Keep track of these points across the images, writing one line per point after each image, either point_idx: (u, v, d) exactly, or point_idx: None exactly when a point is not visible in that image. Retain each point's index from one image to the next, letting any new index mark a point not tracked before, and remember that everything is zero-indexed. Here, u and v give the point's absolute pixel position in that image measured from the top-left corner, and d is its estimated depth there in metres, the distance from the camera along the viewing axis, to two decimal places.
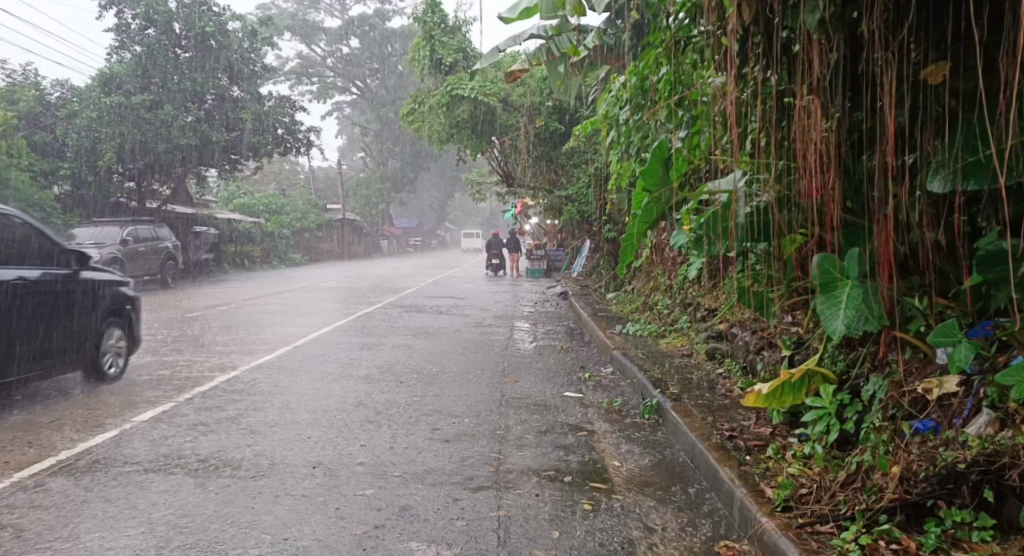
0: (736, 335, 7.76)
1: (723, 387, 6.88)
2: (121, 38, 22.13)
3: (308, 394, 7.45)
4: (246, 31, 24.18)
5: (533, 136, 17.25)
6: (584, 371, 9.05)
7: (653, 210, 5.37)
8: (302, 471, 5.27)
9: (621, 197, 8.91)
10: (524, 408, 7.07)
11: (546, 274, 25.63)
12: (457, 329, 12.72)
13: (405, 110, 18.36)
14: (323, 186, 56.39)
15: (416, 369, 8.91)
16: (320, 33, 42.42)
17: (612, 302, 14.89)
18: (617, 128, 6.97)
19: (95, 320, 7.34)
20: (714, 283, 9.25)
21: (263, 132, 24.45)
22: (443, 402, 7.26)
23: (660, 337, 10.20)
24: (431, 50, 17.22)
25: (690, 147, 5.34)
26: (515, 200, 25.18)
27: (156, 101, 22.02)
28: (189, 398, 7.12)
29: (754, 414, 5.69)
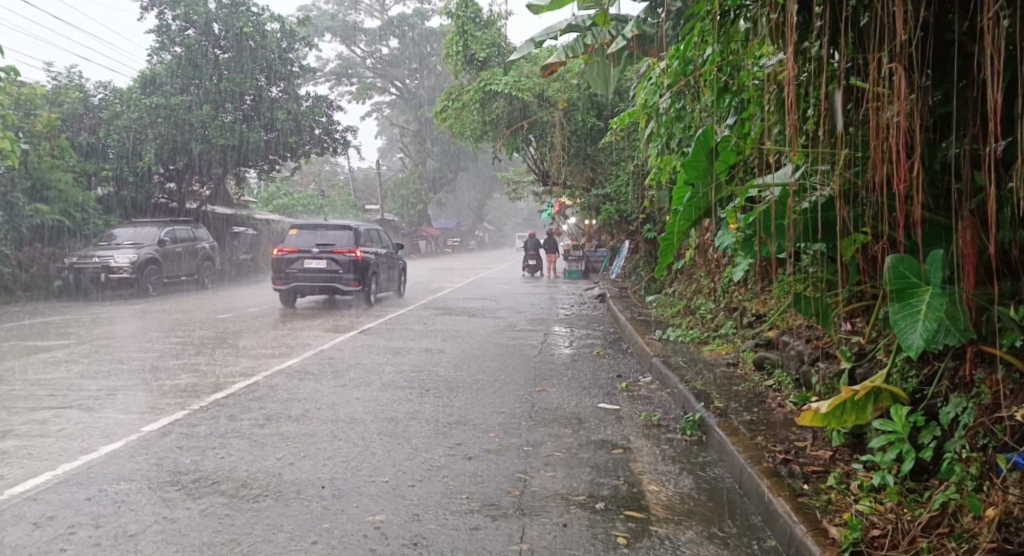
0: (787, 343, 7.18)
1: (772, 401, 6.30)
2: (162, 39, 22.07)
3: (326, 403, 7.03)
4: (285, 31, 23.67)
5: (570, 132, 16.71)
6: (620, 380, 8.52)
7: (697, 206, 4.80)
8: (311, 491, 4.82)
9: (661, 195, 8.38)
10: (555, 421, 6.58)
11: (584, 276, 25.07)
12: (491, 333, 12.26)
13: (438, 108, 17.88)
14: (362, 187, 56.30)
15: (444, 376, 8.46)
16: (360, 34, 42.22)
17: (653, 304, 14.30)
18: (656, 118, 6.43)
19: (388, 267, 16.47)
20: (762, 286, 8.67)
21: (301, 132, 24.08)
22: (470, 413, 6.79)
23: (703, 343, 9.62)
24: (464, 45, 16.80)
25: (738, 136, 4.78)
26: (553, 200, 24.62)
27: (195, 102, 21.92)
28: (204, 406, 6.73)
29: (808, 434, 5.13)
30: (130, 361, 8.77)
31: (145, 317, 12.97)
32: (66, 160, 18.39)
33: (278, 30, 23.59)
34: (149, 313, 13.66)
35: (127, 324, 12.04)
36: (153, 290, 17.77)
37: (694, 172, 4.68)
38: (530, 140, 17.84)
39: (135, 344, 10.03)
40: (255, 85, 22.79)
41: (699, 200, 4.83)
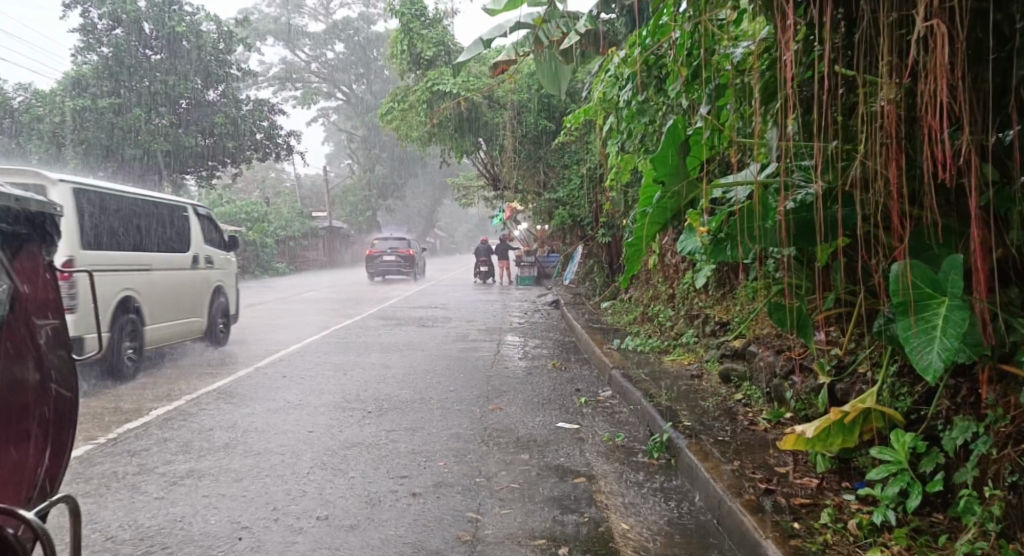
0: (754, 354, 6.70)
1: (745, 418, 5.81)
2: (87, 38, 20.86)
3: (257, 429, 6.39)
4: (221, 32, 22.84)
5: (519, 134, 16.21)
6: (579, 395, 7.99)
7: (666, 206, 4.32)
8: (230, 542, 4.22)
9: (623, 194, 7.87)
10: (510, 444, 6.06)
11: (537, 282, 24.64)
12: (441, 345, 11.70)
13: (382, 109, 17.17)
14: (309, 193, 55.17)
15: (389, 395, 7.87)
16: (304, 37, 41.11)
17: (608, 311, 13.88)
18: (616, 113, 5.97)
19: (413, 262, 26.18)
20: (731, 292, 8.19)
21: (240, 136, 23.30)
22: (415, 438, 6.21)
23: (664, 353, 9.15)
24: (409, 43, 16.18)
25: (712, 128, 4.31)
26: (503, 205, 24.13)
27: (126, 105, 20.91)
28: (116, 438, 6.06)
29: (789, 458, 4.66)
30: None
31: None
32: None
33: (214, 31, 22.71)
34: None
35: None
36: None
37: (662, 168, 4.19)
38: (480, 143, 17.31)
39: None
40: (190, 88, 21.83)
41: (669, 200, 4.35)
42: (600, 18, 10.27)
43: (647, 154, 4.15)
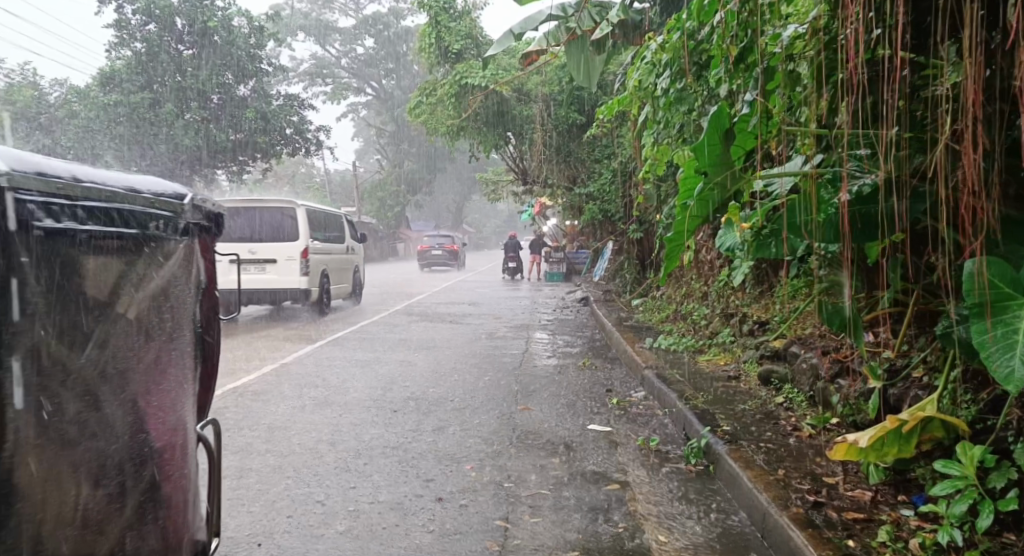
0: (797, 355, 6.39)
1: (787, 423, 5.53)
2: (120, 33, 20.91)
3: (280, 429, 6.22)
4: (252, 27, 22.80)
5: (549, 128, 15.96)
6: (610, 395, 7.74)
7: (707, 199, 4.04)
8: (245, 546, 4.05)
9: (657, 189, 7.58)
10: (540, 447, 5.83)
11: (566, 279, 24.36)
12: (469, 342, 11.49)
13: (410, 103, 16.97)
14: (339, 189, 55.29)
15: (416, 393, 7.67)
16: (335, 33, 41.09)
17: (639, 309, 13.59)
18: (653, 102, 5.72)
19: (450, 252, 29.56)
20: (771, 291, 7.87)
21: (270, 131, 23.19)
22: (442, 440, 6.00)
23: (699, 353, 8.85)
24: (437, 37, 15.98)
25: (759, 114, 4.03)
26: (533, 200, 23.89)
27: (158, 100, 20.96)
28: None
29: (839, 468, 4.37)
30: None
31: None
32: None
33: (245, 26, 22.67)
34: None
35: None
36: None
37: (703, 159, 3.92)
38: (509, 137, 17.07)
39: None
40: (221, 83, 21.82)
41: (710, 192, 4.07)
42: (633, 9, 10.00)
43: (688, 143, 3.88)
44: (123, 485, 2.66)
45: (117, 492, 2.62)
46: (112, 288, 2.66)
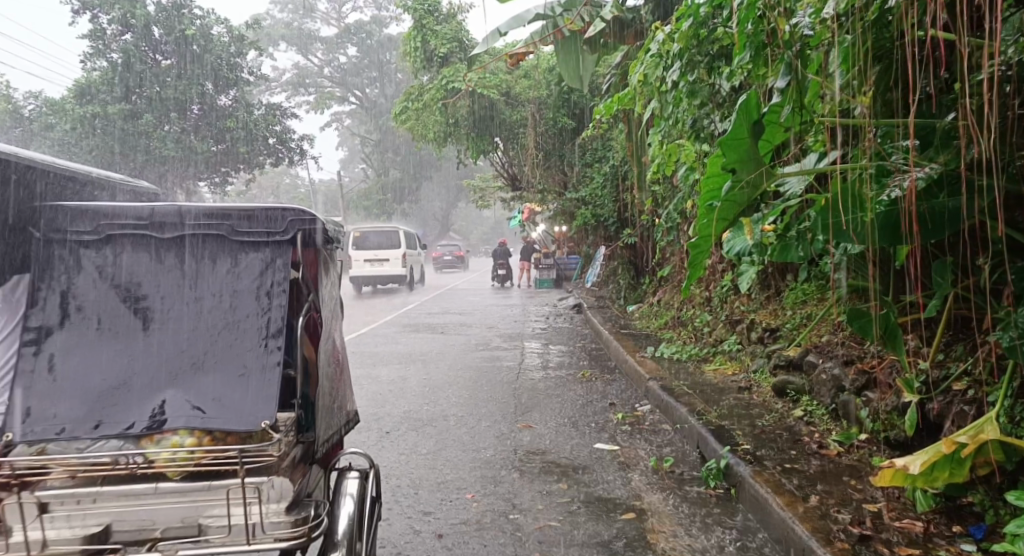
0: (815, 364, 6.01)
1: (810, 439, 5.15)
2: (97, 44, 20.43)
3: None
4: (232, 35, 22.30)
5: (538, 133, 15.58)
6: (614, 409, 7.34)
7: (735, 200, 3.65)
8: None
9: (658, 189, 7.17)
10: (545, 471, 5.43)
11: (556, 285, 23.98)
12: (462, 353, 11.08)
13: (396, 109, 16.53)
14: (324, 199, 54.75)
15: (409, 412, 7.25)
16: (317, 42, 40.60)
17: (636, 315, 13.22)
18: (660, 99, 5.42)
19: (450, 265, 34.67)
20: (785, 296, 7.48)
21: (253, 141, 22.67)
22: (439, 465, 5.59)
23: (704, 362, 8.48)
24: (422, 40, 15.57)
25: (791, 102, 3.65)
26: (521, 206, 23.50)
27: (136, 111, 20.44)
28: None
29: (879, 493, 3.99)
30: None
31: None
32: None
33: (225, 34, 22.20)
34: None
35: None
36: None
37: (733, 154, 3.54)
38: (497, 142, 16.66)
39: None
40: (201, 92, 21.28)
41: (738, 192, 3.67)
42: (624, 6, 9.65)
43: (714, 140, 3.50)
44: (334, 384, 3.79)
45: (333, 388, 3.77)
46: (333, 261, 3.82)
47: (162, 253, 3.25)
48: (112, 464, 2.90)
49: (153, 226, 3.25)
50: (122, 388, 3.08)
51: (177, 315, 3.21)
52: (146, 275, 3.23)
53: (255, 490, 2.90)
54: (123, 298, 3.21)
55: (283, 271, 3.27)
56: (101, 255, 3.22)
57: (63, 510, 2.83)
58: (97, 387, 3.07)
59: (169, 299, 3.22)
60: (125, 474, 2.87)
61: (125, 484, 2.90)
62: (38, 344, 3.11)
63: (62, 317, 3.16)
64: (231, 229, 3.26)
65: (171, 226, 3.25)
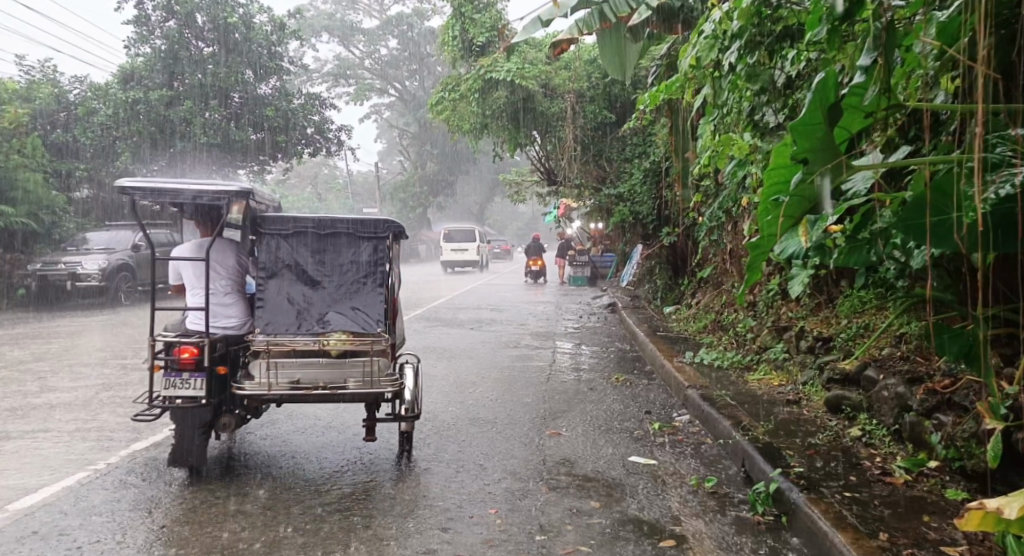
0: (874, 380, 5.52)
1: (871, 465, 4.69)
2: (140, 30, 20.40)
3: (279, 464, 5.43)
4: (274, 24, 21.97)
5: (578, 126, 15.06)
6: (650, 418, 6.91)
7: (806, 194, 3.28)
8: (334, 442, 5.98)
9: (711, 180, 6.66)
10: (576, 485, 5.02)
11: (590, 283, 23.49)
12: (492, 351, 10.71)
13: (432, 99, 16.11)
14: (360, 189, 54.68)
15: (432, 413, 6.87)
16: (358, 34, 40.48)
17: (673, 317, 12.75)
18: (714, 84, 4.98)
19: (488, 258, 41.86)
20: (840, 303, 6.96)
21: (291, 130, 22.07)
22: (461, 474, 5.22)
23: (746, 370, 8.01)
24: (461, 29, 15.11)
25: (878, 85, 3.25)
26: (557, 202, 23.04)
27: (176, 98, 20.30)
28: (103, 476, 5.18)
29: (960, 536, 3.58)
30: (55, 402, 7.22)
31: (99, 337, 11.43)
32: (37, 160, 17.32)
33: (267, 23, 21.91)
34: (108, 331, 12.14)
35: (77, 345, 10.52)
36: (124, 299, 17.00)
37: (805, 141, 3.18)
38: (534, 135, 16.19)
39: (72, 375, 8.50)
40: (241, 80, 20.94)
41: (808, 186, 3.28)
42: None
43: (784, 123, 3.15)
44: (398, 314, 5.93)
45: (398, 318, 5.90)
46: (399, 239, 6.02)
47: (317, 240, 5.36)
48: (304, 343, 5.13)
49: (314, 224, 5.34)
50: (311, 311, 5.26)
51: (332, 274, 5.36)
52: (314, 253, 5.35)
53: (374, 363, 5.14)
54: (304, 265, 5.33)
55: (385, 253, 5.45)
56: (289, 241, 5.32)
57: (278, 367, 5.05)
58: (296, 309, 5.26)
59: (323, 266, 5.35)
60: (310, 350, 5.09)
61: (307, 357, 5.12)
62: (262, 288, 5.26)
63: (273, 275, 5.28)
64: (356, 229, 5.39)
65: (323, 224, 5.35)
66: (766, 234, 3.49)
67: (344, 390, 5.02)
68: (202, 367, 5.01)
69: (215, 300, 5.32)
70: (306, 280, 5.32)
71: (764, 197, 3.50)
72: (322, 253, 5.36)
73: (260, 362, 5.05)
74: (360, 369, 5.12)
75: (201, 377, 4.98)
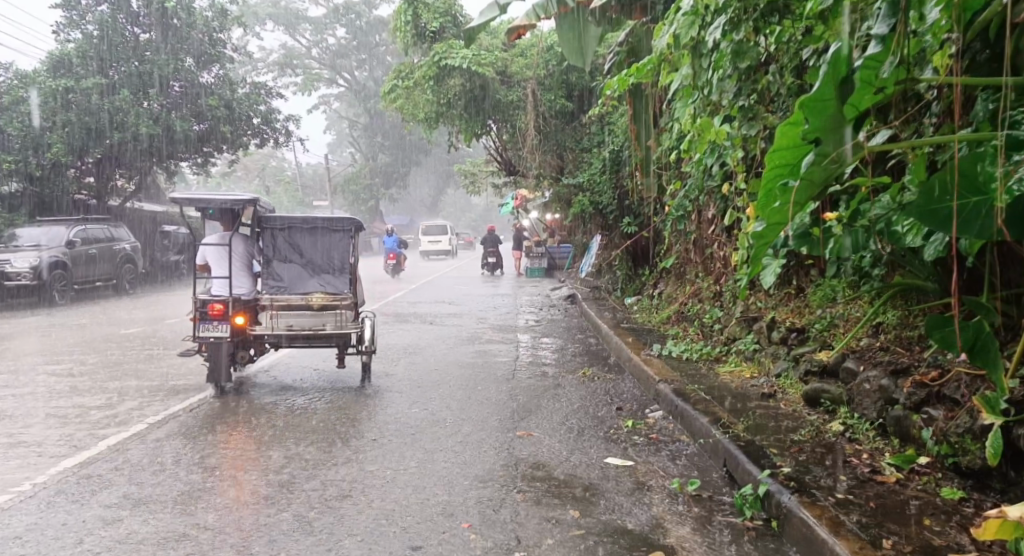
0: (855, 371, 5.34)
1: (861, 462, 4.49)
2: (71, 15, 19.51)
3: (235, 483, 5.12)
4: (216, 10, 21.25)
5: (537, 114, 14.76)
6: (621, 414, 6.71)
7: (815, 179, 3.13)
8: (306, 374, 8.50)
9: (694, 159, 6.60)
10: (551, 493, 4.80)
11: (548, 274, 23.28)
12: (453, 346, 10.45)
13: (384, 87, 15.80)
14: (310, 181, 53.72)
15: (396, 416, 6.59)
16: (304, 22, 39.56)
17: (634, 308, 12.62)
18: (696, 62, 4.87)
19: None
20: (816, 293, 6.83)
21: (236, 122, 21.53)
22: (430, 485, 4.97)
23: (715, 362, 7.86)
24: (414, 14, 14.56)
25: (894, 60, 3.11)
26: (513, 192, 22.76)
27: (112, 86, 19.45)
28: (11, 509, 4.77)
29: (966, 542, 3.44)
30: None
31: (35, 340, 10.86)
32: None
33: (208, 9, 21.15)
34: (44, 334, 11.56)
35: (10, 350, 9.95)
36: (60, 298, 16.27)
37: (816, 119, 3.03)
38: (489, 124, 15.87)
39: (5, 382, 8.00)
40: (182, 69, 20.25)
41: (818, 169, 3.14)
42: None
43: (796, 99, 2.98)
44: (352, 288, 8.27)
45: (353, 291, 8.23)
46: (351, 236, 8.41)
47: (304, 231, 7.85)
48: (294, 300, 7.40)
49: (300, 221, 7.80)
50: (300, 280, 7.74)
51: (312, 255, 7.84)
52: (301, 241, 7.82)
53: (343, 313, 7.49)
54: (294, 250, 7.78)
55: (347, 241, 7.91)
56: (284, 234, 7.79)
57: (278, 315, 7.35)
58: (289, 278, 7.72)
59: (306, 249, 7.82)
60: (298, 304, 7.37)
61: (297, 309, 7.40)
62: (265, 264, 7.73)
63: (271, 255, 7.76)
64: (327, 224, 7.87)
65: (306, 222, 7.81)
66: (771, 221, 3.34)
67: (326, 329, 7.37)
68: (227, 318, 7.17)
69: (235, 272, 7.39)
70: (295, 259, 7.80)
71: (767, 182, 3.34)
72: (306, 241, 7.84)
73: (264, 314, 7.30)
74: (333, 318, 7.46)
75: (226, 326, 7.13)
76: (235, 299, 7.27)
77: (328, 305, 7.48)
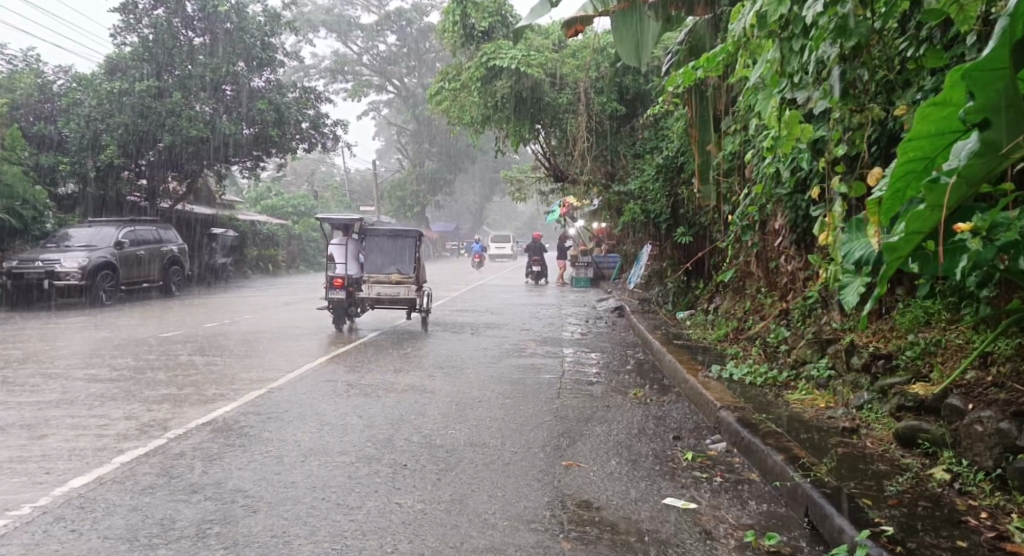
0: (961, 410, 4.62)
1: (979, 524, 3.73)
2: (126, 17, 19.43)
3: (251, 514, 4.51)
4: (268, 14, 21.04)
5: (591, 117, 14.10)
6: (680, 442, 6.02)
7: (972, 170, 2.97)
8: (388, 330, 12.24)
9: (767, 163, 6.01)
10: (608, 541, 4.12)
11: (594, 285, 22.58)
12: (496, 359, 9.85)
13: (431, 89, 15.31)
14: (358, 188, 53.69)
15: (430, 438, 5.98)
16: (356, 29, 39.42)
17: (687, 322, 11.93)
18: (785, 44, 4.28)
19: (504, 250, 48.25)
20: (902, 316, 6.17)
21: (284, 124, 21.07)
22: (468, 526, 4.32)
23: (782, 387, 7.11)
24: (462, 14, 14.07)
25: None
26: (561, 201, 22.11)
27: (165, 89, 19.14)
28: (3, 538, 4.18)
29: None
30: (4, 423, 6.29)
31: (69, 342, 10.49)
32: (15, 152, 16.34)
33: (261, 13, 20.99)
34: (80, 336, 11.21)
35: (44, 353, 9.59)
36: (106, 299, 16.01)
37: (981, 94, 2.85)
38: (539, 129, 15.27)
39: (31, 387, 7.58)
40: (233, 72, 20.01)
41: (974, 157, 2.95)
42: None
43: (959, 69, 2.81)
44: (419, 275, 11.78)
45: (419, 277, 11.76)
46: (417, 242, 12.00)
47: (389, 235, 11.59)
48: (382, 278, 11.17)
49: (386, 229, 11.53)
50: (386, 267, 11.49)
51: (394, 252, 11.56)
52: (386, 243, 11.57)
53: (410, 287, 11.08)
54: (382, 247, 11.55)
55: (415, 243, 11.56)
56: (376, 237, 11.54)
57: (370, 286, 11.15)
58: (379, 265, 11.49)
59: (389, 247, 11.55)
60: (383, 280, 11.11)
61: (384, 284, 11.19)
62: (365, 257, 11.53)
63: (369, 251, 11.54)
64: (405, 232, 11.54)
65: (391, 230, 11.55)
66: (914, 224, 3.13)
67: (402, 297, 11.04)
68: (343, 287, 10.95)
69: (345, 260, 11.17)
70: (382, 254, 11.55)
71: (903, 170, 3.20)
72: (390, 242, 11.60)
73: (364, 286, 11.07)
74: (405, 290, 11.12)
75: (342, 293, 10.94)
76: (348, 276, 11.03)
77: (402, 282, 11.17)
